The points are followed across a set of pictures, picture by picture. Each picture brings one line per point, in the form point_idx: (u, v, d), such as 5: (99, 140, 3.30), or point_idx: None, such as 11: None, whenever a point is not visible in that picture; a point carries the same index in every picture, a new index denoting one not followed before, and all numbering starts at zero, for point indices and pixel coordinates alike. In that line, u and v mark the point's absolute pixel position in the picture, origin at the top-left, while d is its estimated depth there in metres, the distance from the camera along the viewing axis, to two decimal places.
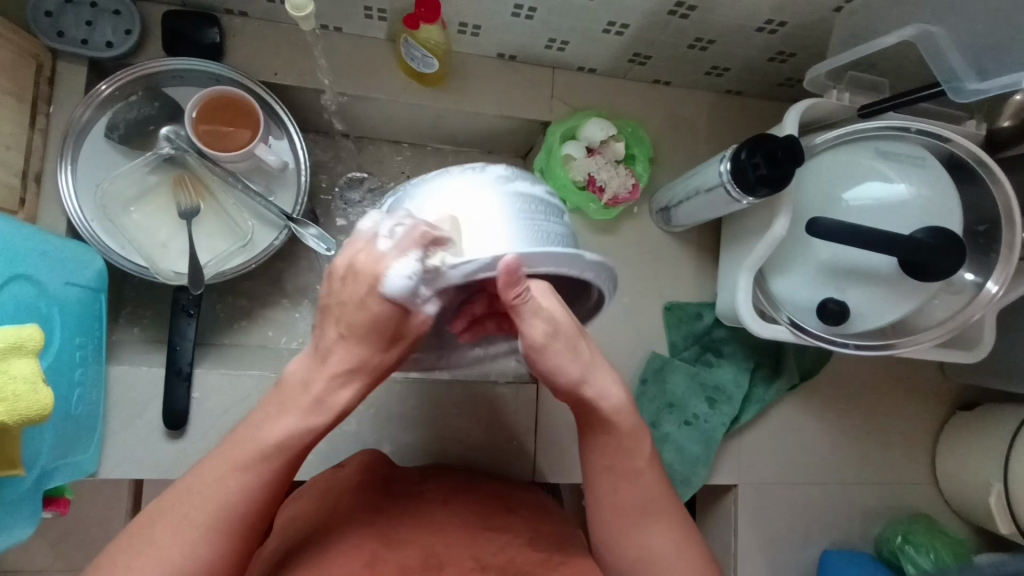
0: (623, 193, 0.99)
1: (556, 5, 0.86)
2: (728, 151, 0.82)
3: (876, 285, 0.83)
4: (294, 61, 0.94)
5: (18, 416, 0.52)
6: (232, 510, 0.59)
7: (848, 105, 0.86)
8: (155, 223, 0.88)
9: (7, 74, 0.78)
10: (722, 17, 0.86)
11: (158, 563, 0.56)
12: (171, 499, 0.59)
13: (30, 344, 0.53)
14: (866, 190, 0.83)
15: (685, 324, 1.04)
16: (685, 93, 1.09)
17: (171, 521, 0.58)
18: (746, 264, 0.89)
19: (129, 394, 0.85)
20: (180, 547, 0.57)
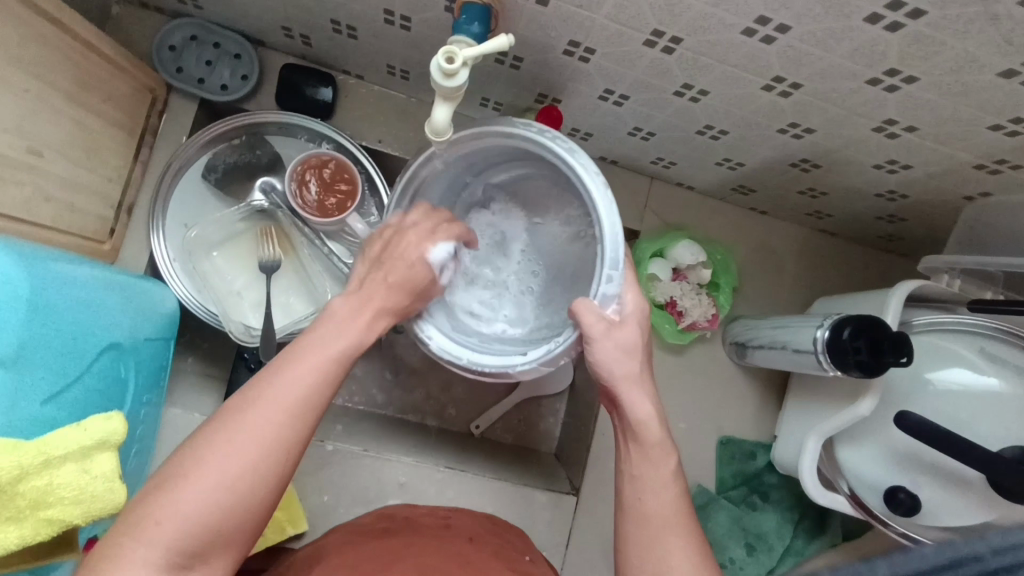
0: (702, 321, 0.97)
1: (676, 136, 0.83)
2: (829, 321, 0.79)
3: (951, 485, 0.80)
4: (400, 133, 0.93)
5: (91, 516, 0.49)
6: (261, 460, 0.51)
7: (958, 293, 0.83)
8: (234, 271, 0.86)
9: (123, 109, 0.78)
10: (843, 178, 0.83)
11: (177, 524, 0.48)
12: (180, 464, 0.50)
13: (114, 439, 0.50)
14: (956, 382, 0.80)
15: (736, 462, 1.01)
16: (779, 224, 1.05)
17: (195, 479, 0.49)
18: (819, 428, 0.86)
19: (179, 439, 0.84)
20: (212, 491, 0.49)
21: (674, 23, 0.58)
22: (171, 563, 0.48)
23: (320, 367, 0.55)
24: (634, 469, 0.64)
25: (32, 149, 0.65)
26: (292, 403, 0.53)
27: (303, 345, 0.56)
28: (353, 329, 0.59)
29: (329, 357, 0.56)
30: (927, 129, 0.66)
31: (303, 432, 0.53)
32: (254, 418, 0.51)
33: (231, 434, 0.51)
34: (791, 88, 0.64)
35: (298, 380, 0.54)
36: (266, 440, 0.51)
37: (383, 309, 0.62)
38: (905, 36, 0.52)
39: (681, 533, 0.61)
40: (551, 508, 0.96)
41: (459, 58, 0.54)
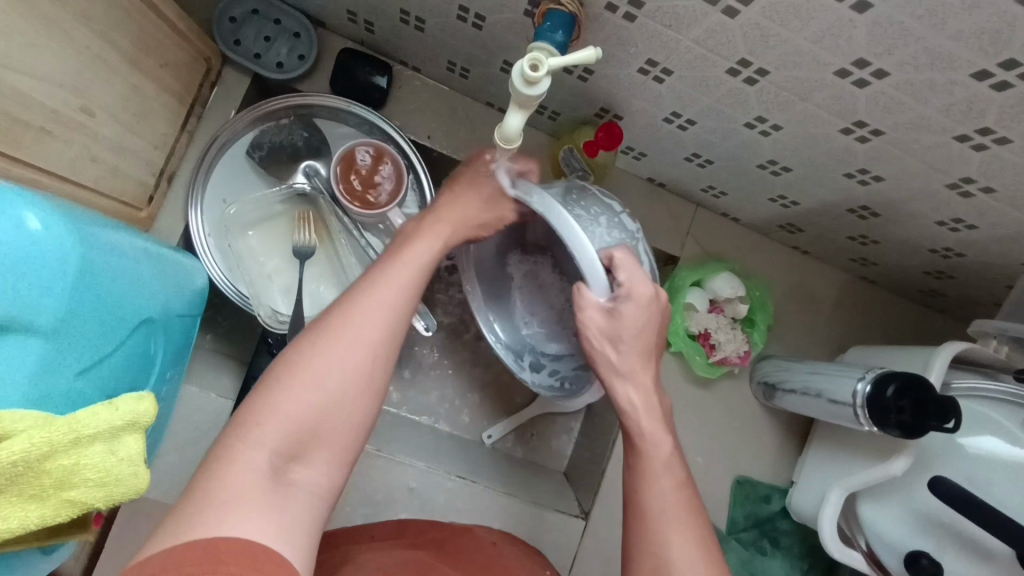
0: (734, 357, 0.95)
1: (734, 167, 0.81)
2: (872, 375, 0.77)
3: (977, 558, 0.77)
4: (450, 131, 0.91)
5: (113, 500, 0.47)
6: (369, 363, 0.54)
7: (1005, 361, 0.81)
8: (267, 253, 0.84)
9: (178, 76, 0.77)
10: (900, 230, 0.81)
11: (283, 421, 0.49)
12: (285, 368, 0.52)
13: (144, 421, 0.49)
14: (993, 451, 0.76)
15: (751, 504, 0.98)
16: (819, 266, 1.03)
17: (303, 377, 0.51)
18: (845, 481, 0.84)
19: (193, 418, 0.82)
20: (322, 389, 0.51)
21: (765, 55, 0.56)
22: (284, 460, 0.49)
23: (406, 275, 0.58)
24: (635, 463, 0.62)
25: (86, 106, 0.63)
26: (388, 305, 0.56)
27: (388, 260, 0.60)
28: (434, 244, 0.63)
29: (416, 266, 0.60)
30: (1005, 191, 0.64)
31: (396, 337, 0.56)
32: (358, 321, 0.54)
33: (330, 338, 0.53)
34: (871, 135, 0.62)
35: (390, 285, 0.57)
36: (374, 339, 0.54)
37: (456, 232, 0.66)
38: (1009, 97, 0.50)
39: (684, 524, 0.58)
40: (558, 529, 0.93)
41: (543, 66, 0.52)
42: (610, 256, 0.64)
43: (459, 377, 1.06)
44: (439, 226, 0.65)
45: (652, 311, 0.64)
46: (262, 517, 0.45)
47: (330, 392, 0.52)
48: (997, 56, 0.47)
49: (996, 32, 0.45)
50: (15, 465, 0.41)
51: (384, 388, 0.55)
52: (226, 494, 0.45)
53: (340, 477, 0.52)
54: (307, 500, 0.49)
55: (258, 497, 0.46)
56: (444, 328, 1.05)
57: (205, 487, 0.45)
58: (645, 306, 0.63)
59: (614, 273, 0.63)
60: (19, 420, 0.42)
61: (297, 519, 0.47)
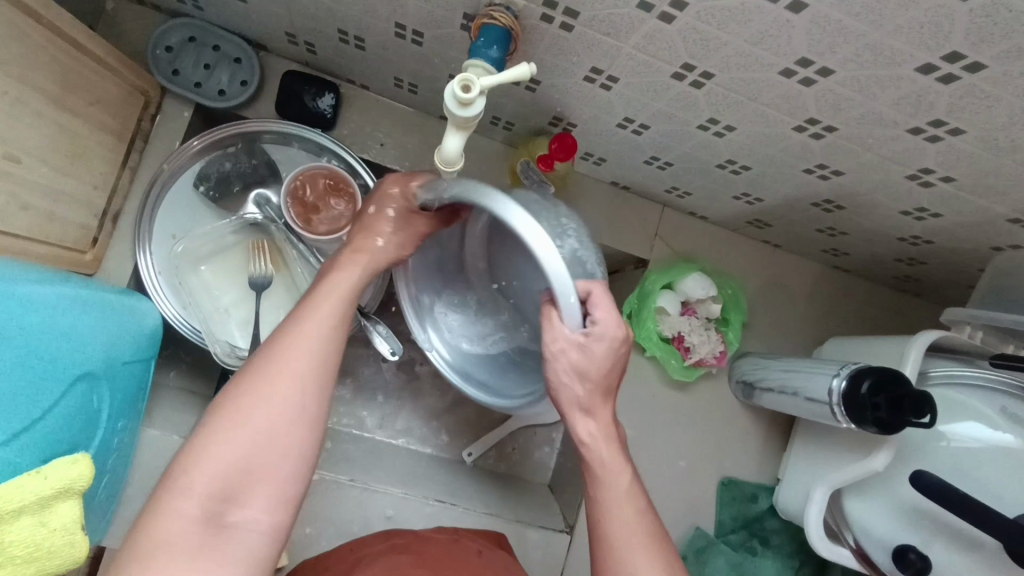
0: (710, 358, 0.93)
1: (694, 168, 0.79)
2: (846, 370, 0.75)
3: (965, 549, 0.75)
4: (405, 147, 0.89)
5: (48, 572, 0.45)
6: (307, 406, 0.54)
7: (979, 346, 0.80)
8: (222, 286, 0.82)
9: (112, 113, 0.74)
10: (866, 221, 0.80)
11: (210, 475, 0.49)
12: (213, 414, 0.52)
13: (78, 486, 0.46)
14: (969, 437, 0.76)
15: (738, 505, 0.97)
16: (792, 259, 1.02)
17: (230, 418, 0.52)
18: (827, 479, 0.83)
19: (157, 463, 0.79)
20: (258, 427, 0.52)
21: (708, 58, 0.55)
22: (219, 505, 0.50)
23: (329, 307, 0.59)
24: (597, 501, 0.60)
25: (11, 155, 0.60)
26: (324, 321, 0.58)
27: (309, 300, 0.59)
28: (350, 278, 0.62)
29: (346, 276, 0.62)
30: (965, 179, 0.62)
31: (324, 373, 0.56)
32: (283, 362, 0.54)
33: (256, 386, 0.53)
34: (825, 131, 0.61)
35: (313, 331, 0.57)
36: (305, 377, 0.55)
37: (386, 255, 0.65)
38: (957, 88, 0.49)
39: (641, 546, 0.58)
40: (544, 544, 0.91)
41: (475, 86, 0.50)
42: (583, 291, 0.56)
43: (434, 397, 1.04)
44: (359, 252, 0.64)
45: (619, 352, 0.58)
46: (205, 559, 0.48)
47: (263, 436, 0.52)
48: (940, 49, 0.45)
49: (936, 26, 0.43)
50: None
51: (320, 426, 0.55)
52: (158, 540, 0.47)
53: (286, 515, 0.53)
54: (245, 539, 0.50)
55: (192, 549, 0.48)
56: (416, 347, 1.03)
57: (143, 536, 0.47)
58: (613, 346, 0.57)
59: (589, 309, 0.56)
60: None
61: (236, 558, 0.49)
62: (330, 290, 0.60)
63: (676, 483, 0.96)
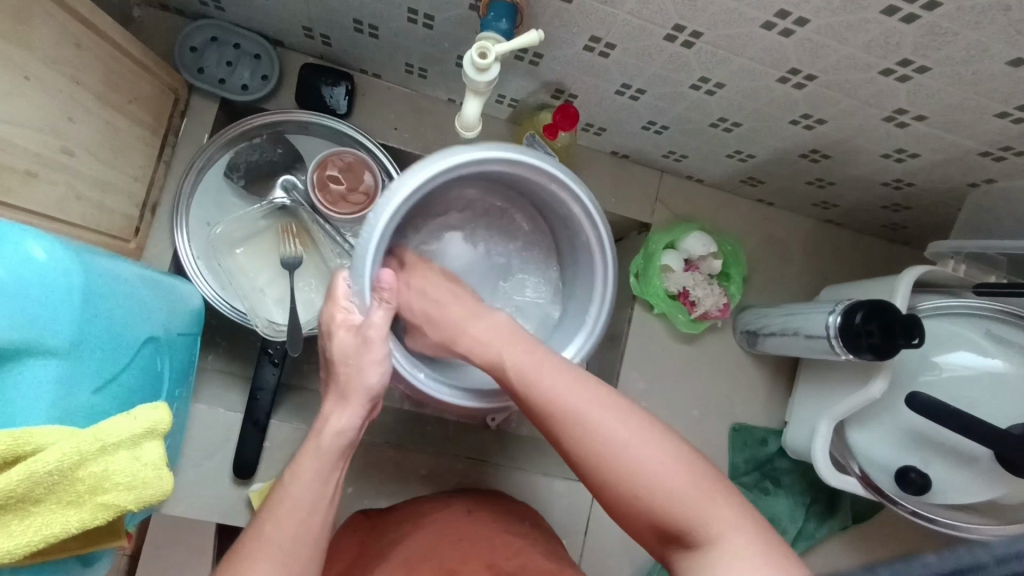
0: (714, 310, 0.99)
1: (688, 129, 0.85)
2: (841, 306, 0.81)
3: (959, 464, 0.82)
4: (417, 130, 0.95)
5: (143, 502, 0.50)
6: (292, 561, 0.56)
7: (964, 278, 0.86)
8: (256, 268, 0.88)
9: (148, 110, 0.80)
10: (851, 168, 0.86)
11: None
12: None
13: (161, 428, 0.52)
14: (957, 360, 0.82)
15: (749, 448, 1.03)
16: (785, 215, 1.08)
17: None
18: (830, 412, 0.89)
19: (205, 434, 0.85)
20: None
21: (696, 17, 0.61)
22: None
23: (317, 463, 0.62)
24: (569, 440, 0.56)
25: (66, 148, 0.66)
26: (303, 508, 0.59)
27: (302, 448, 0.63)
28: (352, 419, 0.64)
29: (318, 465, 0.62)
30: (936, 116, 0.68)
31: (297, 566, 0.57)
32: (272, 529, 0.57)
33: (247, 558, 0.55)
34: (806, 80, 0.67)
35: (302, 483, 0.60)
36: (296, 540, 0.57)
37: (374, 392, 0.66)
38: (919, 27, 0.55)
39: (584, 398, 0.57)
40: (570, 495, 0.97)
41: (491, 54, 0.56)
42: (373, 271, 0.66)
43: None
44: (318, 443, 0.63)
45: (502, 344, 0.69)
46: None
47: None
48: None
49: None
50: (52, 474, 0.44)
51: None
52: None
53: None
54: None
55: None
56: None
57: None
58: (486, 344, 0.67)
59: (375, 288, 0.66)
60: (49, 433, 0.45)
61: None
62: (326, 442, 0.63)
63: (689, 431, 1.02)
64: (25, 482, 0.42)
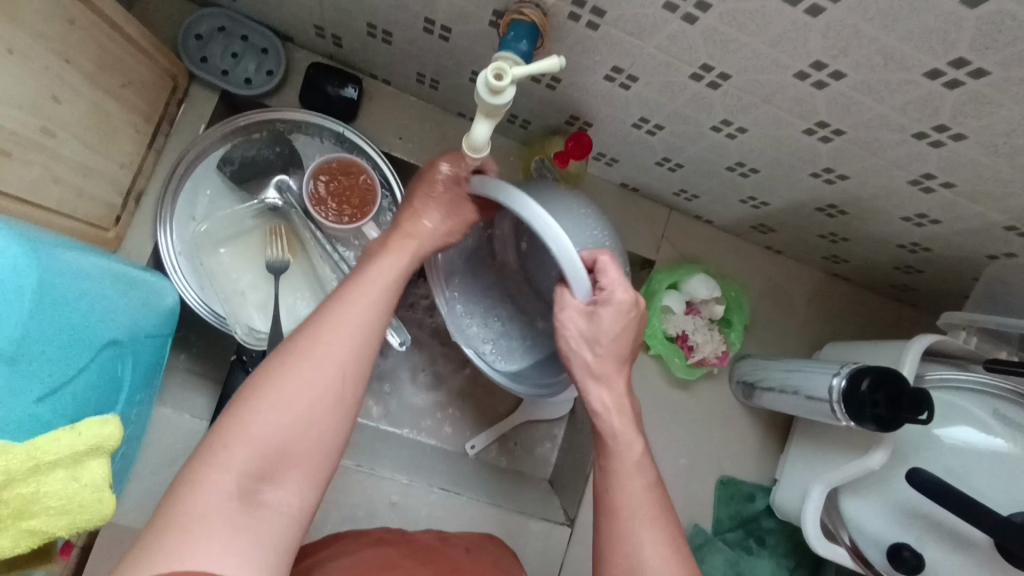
0: (712, 357, 0.96)
1: (705, 170, 0.82)
2: (846, 370, 0.78)
3: (957, 548, 0.77)
4: (423, 141, 0.91)
5: (76, 528, 0.45)
6: (350, 367, 0.56)
7: (974, 351, 0.82)
8: (239, 269, 0.83)
9: (143, 95, 0.76)
10: (867, 227, 0.83)
11: (249, 445, 0.51)
12: (252, 392, 0.53)
13: (108, 445, 0.47)
14: (958, 435, 0.79)
15: (736, 503, 0.98)
16: (793, 265, 1.05)
17: (272, 391, 0.53)
18: (825, 477, 0.85)
19: (166, 441, 0.80)
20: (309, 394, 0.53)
21: (726, 58, 0.57)
22: (254, 484, 0.50)
23: (373, 294, 0.60)
24: (604, 485, 0.62)
25: (46, 129, 0.62)
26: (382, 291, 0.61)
27: (349, 281, 0.61)
28: (400, 260, 0.64)
29: (400, 256, 0.64)
30: (965, 185, 0.65)
31: (369, 340, 0.58)
32: (331, 335, 0.56)
33: (299, 360, 0.54)
34: (833, 134, 0.64)
35: (360, 303, 0.58)
36: (349, 352, 0.56)
37: (428, 240, 0.67)
38: (961, 94, 0.52)
39: (630, 461, 0.63)
40: (546, 538, 0.92)
41: (508, 75, 0.53)
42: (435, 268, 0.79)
43: (438, 389, 1.05)
44: (405, 241, 0.66)
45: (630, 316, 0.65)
46: (238, 540, 0.48)
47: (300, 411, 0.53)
48: (948, 55, 0.48)
49: (944, 32, 0.46)
50: None
51: (354, 408, 0.56)
52: (188, 520, 0.47)
53: (314, 499, 0.54)
54: (276, 518, 0.50)
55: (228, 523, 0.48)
56: (424, 339, 1.04)
57: (174, 512, 0.47)
58: (624, 312, 0.64)
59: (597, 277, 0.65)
60: None
61: (267, 541, 0.49)
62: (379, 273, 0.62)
63: (674, 480, 0.97)
64: None
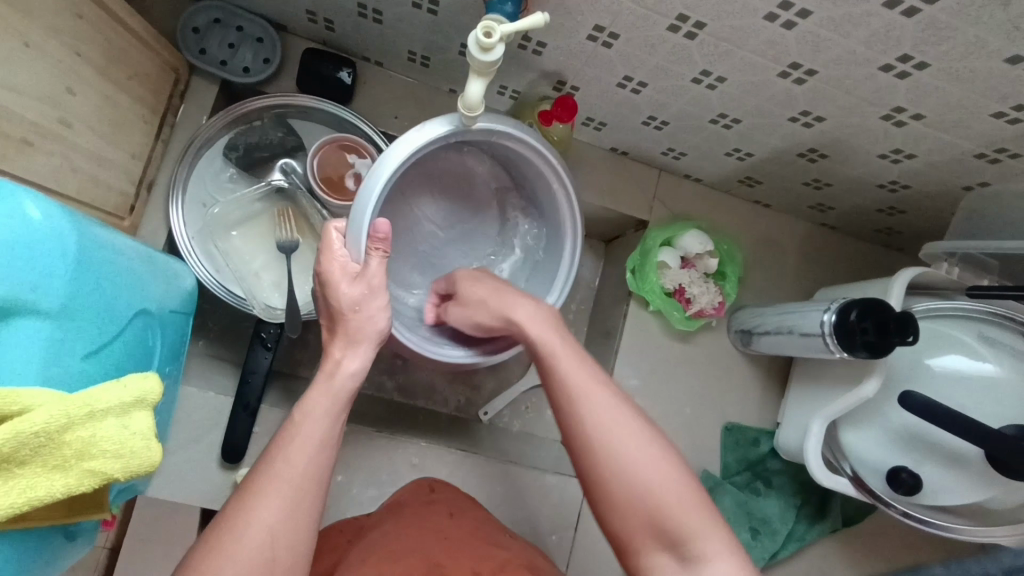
0: (710, 308, 0.99)
1: (688, 125, 0.86)
2: (836, 305, 0.82)
3: (951, 465, 0.82)
4: (418, 119, 0.95)
5: (130, 471, 0.49)
6: (290, 530, 0.55)
7: (955, 280, 0.86)
8: (252, 251, 0.87)
9: (148, 87, 0.79)
10: (848, 169, 0.86)
11: None
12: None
13: (150, 398, 0.51)
14: (948, 362, 0.82)
15: (741, 448, 1.02)
16: (781, 218, 1.08)
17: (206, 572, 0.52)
18: (823, 410, 0.89)
19: (194, 417, 0.84)
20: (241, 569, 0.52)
21: (700, 7, 0.61)
22: None
23: (306, 438, 0.58)
24: (571, 419, 0.60)
25: (63, 118, 0.65)
26: (337, 404, 0.61)
27: (281, 434, 0.59)
28: (326, 402, 0.61)
29: (326, 403, 0.61)
30: (934, 115, 0.69)
31: (307, 514, 0.56)
32: (260, 510, 0.54)
33: (230, 534, 0.53)
34: (806, 75, 0.67)
35: (290, 457, 0.57)
36: (278, 524, 0.54)
37: (357, 364, 0.64)
38: (919, 21, 0.56)
39: (593, 385, 0.61)
40: (562, 491, 0.97)
41: (496, 33, 0.56)
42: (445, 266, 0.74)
43: None
44: (330, 381, 0.62)
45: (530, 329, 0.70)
46: None
47: None
48: None
49: None
50: (37, 436, 0.43)
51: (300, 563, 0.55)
52: None
53: None
54: None
55: None
56: None
57: None
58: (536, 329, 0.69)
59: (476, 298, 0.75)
60: (38, 395, 0.44)
61: None
62: (319, 399, 0.61)
63: (681, 429, 1.01)
64: (12, 443, 0.42)
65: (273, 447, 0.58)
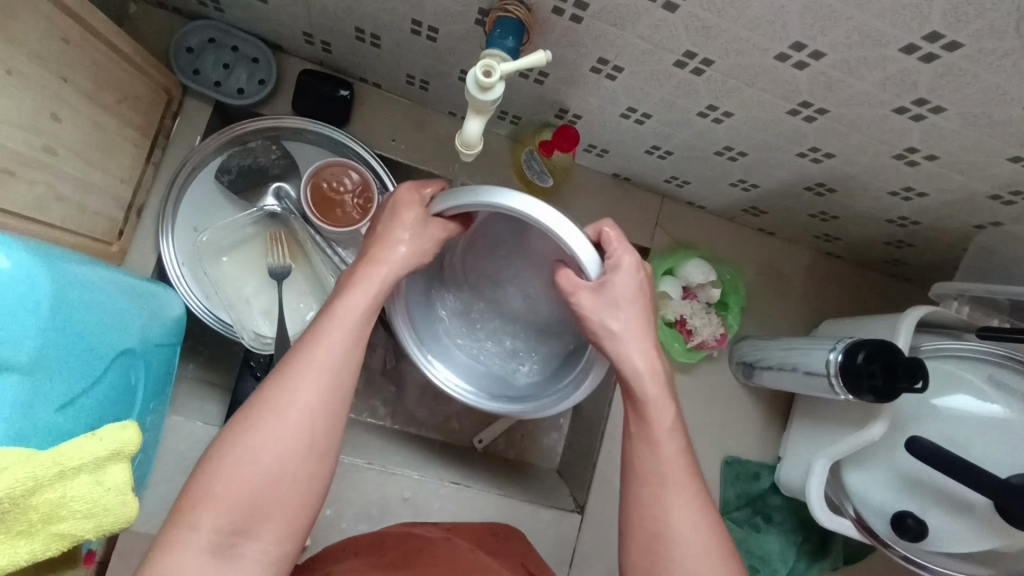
0: (711, 340, 0.97)
1: (692, 156, 0.83)
2: (842, 344, 0.79)
3: (958, 511, 0.79)
4: (416, 142, 0.93)
5: (102, 530, 0.47)
6: (320, 431, 0.55)
7: (967, 320, 0.84)
8: (243, 276, 0.85)
9: (139, 110, 0.77)
10: (856, 203, 0.84)
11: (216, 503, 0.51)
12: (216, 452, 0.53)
13: (128, 450, 0.48)
14: (955, 403, 0.80)
15: (742, 482, 1.00)
16: (785, 246, 1.06)
17: (237, 448, 0.52)
18: (827, 451, 0.86)
19: (180, 448, 0.81)
20: (272, 459, 0.53)
21: (708, 45, 0.59)
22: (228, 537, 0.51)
23: (341, 341, 0.57)
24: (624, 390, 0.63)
25: (48, 147, 0.63)
26: (348, 327, 0.58)
27: (320, 320, 0.58)
28: (363, 301, 0.59)
29: (367, 299, 0.60)
30: (947, 157, 0.67)
31: (337, 411, 0.56)
32: (291, 399, 0.54)
33: (263, 415, 0.54)
34: (817, 113, 0.65)
35: (324, 355, 0.56)
36: (311, 418, 0.55)
37: (401, 259, 0.62)
38: (937, 67, 0.53)
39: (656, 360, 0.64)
40: (557, 525, 0.94)
41: (496, 72, 0.54)
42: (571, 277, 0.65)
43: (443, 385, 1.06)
44: (374, 269, 0.61)
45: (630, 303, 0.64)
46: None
47: (270, 467, 0.52)
48: (921, 30, 0.50)
49: (915, 8, 0.48)
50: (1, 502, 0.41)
51: (329, 456, 0.56)
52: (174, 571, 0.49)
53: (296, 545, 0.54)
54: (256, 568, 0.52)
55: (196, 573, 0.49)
56: None
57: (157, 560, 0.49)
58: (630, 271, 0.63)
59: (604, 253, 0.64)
60: (5, 455, 0.42)
61: None
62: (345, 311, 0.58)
63: None
64: None
65: (303, 343, 0.57)
